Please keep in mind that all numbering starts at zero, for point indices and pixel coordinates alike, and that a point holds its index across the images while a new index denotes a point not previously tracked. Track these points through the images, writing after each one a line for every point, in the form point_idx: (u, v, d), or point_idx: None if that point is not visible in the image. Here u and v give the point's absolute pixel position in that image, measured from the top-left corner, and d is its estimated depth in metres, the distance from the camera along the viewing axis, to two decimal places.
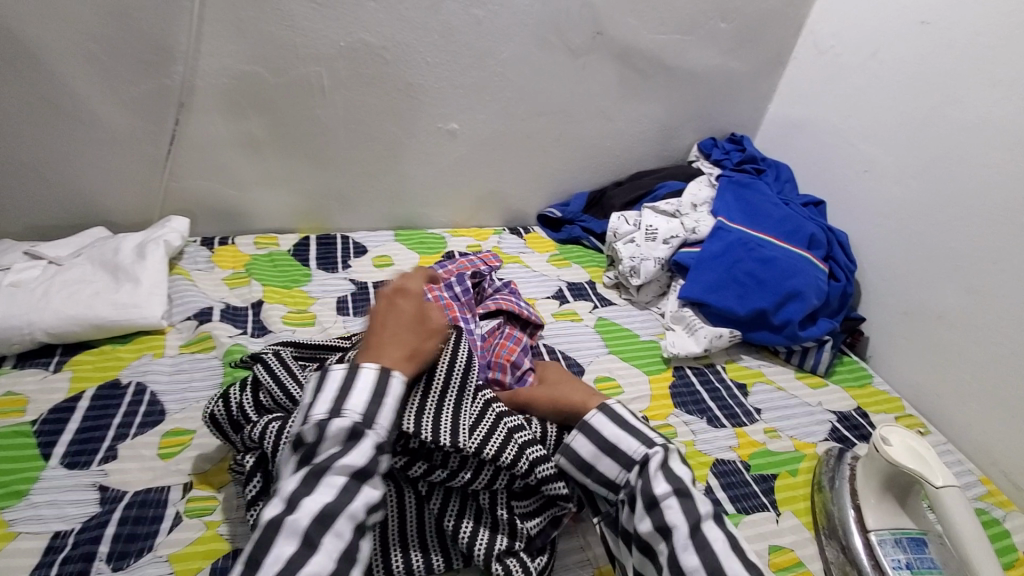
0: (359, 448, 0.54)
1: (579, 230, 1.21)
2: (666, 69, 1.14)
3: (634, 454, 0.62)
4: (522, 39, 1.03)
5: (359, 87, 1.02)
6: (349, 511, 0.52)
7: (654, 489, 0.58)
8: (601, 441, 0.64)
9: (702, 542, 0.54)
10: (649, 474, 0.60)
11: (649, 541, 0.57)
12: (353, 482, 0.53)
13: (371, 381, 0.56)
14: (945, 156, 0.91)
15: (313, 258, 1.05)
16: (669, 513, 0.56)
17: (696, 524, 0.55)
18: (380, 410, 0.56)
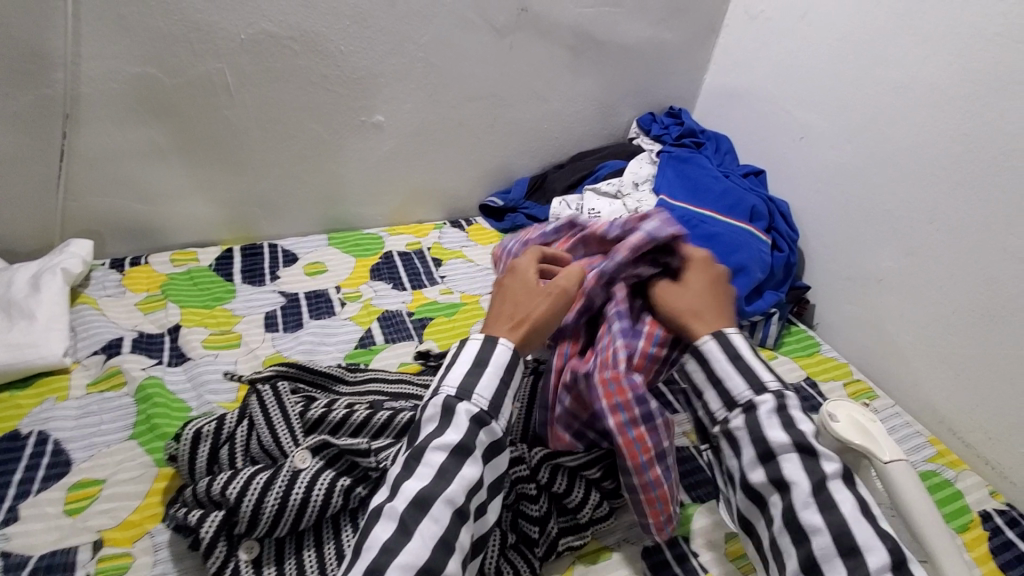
0: (455, 424, 0.53)
1: (522, 218, 1.16)
2: (597, 44, 1.09)
3: (737, 397, 0.58)
4: (442, 19, 0.97)
5: (270, 83, 0.94)
6: (446, 497, 0.50)
7: (770, 438, 0.54)
8: (710, 371, 0.60)
9: (829, 501, 0.50)
10: (758, 419, 0.56)
11: (761, 492, 0.55)
12: (451, 461, 0.52)
13: (474, 353, 0.58)
14: (877, 118, 0.90)
15: (238, 272, 0.98)
16: (788, 468, 0.53)
17: (820, 483, 0.51)
18: (479, 381, 0.56)
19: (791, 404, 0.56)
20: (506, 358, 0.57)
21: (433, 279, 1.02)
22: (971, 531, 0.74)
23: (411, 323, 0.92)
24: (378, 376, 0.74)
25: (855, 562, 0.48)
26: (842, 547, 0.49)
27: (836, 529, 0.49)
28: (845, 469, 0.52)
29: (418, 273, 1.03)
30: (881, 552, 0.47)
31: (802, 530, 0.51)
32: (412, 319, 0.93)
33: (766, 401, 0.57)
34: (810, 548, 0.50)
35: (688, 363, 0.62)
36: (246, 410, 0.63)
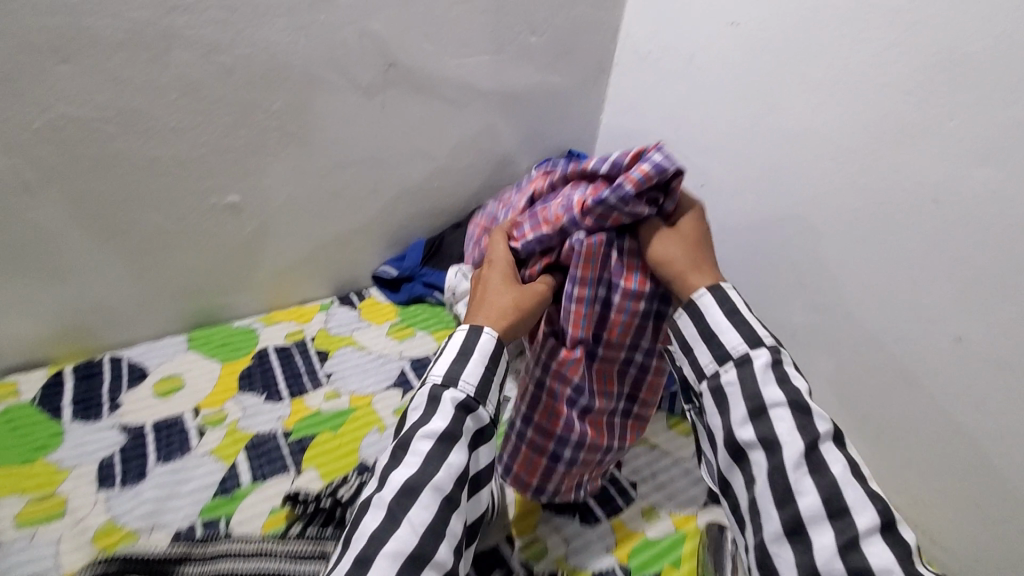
0: (442, 411, 0.54)
1: (420, 287, 1.05)
2: (482, 94, 0.98)
3: (731, 350, 0.55)
4: (295, 84, 0.83)
5: (85, 174, 0.77)
6: (434, 484, 0.52)
7: (763, 392, 0.52)
8: (700, 326, 0.57)
9: (819, 461, 0.50)
10: (751, 375, 0.53)
11: (744, 449, 0.53)
12: (435, 448, 0.53)
13: (458, 344, 0.59)
14: (775, 169, 0.84)
15: (69, 403, 0.81)
16: (778, 424, 0.51)
17: (812, 444, 0.50)
18: (465, 368, 0.57)
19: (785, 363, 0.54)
20: (490, 348, 0.59)
21: (318, 380, 0.89)
22: None
23: (288, 448, 0.78)
24: (231, 551, 0.64)
25: (844, 523, 0.47)
26: (832, 506, 0.48)
27: (827, 491, 0.48)
28: (839, 429, 0.52)
29: (298, 374, 0.89)
30: (872, 513, 0.47)
31: (787, 490, 0.49)
32: (289, 441, 0.79)
33: (761, 356, 0.54)
34: (796, 509, 0.49)
35: (680, 321, 0.59)
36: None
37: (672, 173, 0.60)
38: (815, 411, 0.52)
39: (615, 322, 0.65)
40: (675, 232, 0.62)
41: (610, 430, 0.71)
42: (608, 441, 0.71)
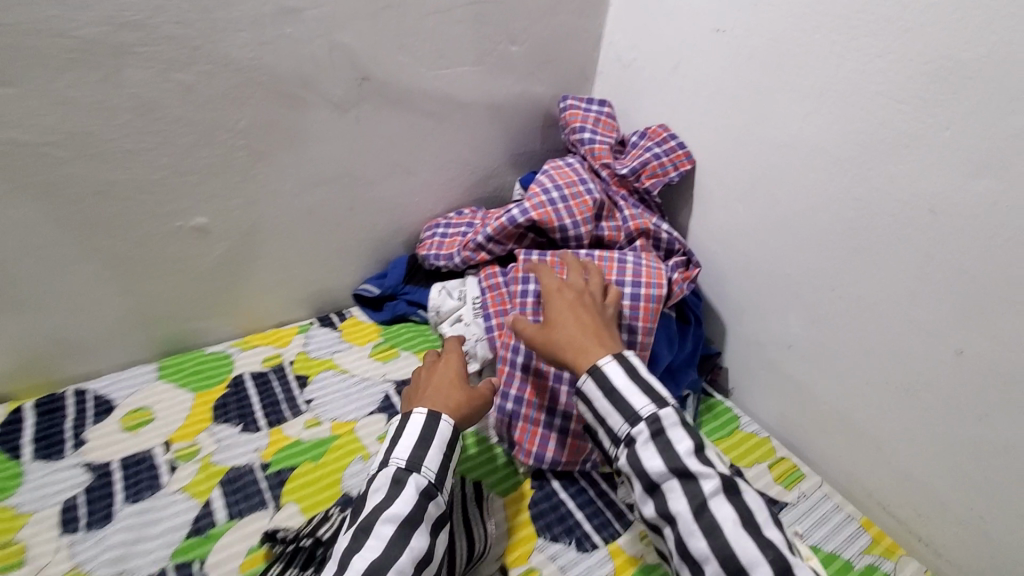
0: (403, 497, 0.59)
1: (404, 305, 1.01)
2: (460, 107, 0.95)
3: (619, 432, 0.61)
4: (263, 99, 0.79)
5: (35, 200, 0.73)
6: (398, 567, 0.54)
7: (648, 468, 0.58)
8: (594, 411, 0.63)
9: (711, 525, 0.55)
10: (637, 454, 0.59)
11: (656, 524, 0.59)
12: (399, 533, 0.56)
13: (418, 430, 0.65)
14: (763, 177, 0.83)
15: (27, 439, 0.76)
16: (672, 499, 0.57)
17: (701, 505, 0.56)
18: (426, 455, 0.63)
19: (668, 425, 0.59)
20: (446, 437, 0.65)
21: (296, 406, 0.85)
22: None
23: (265, 480, 0.74)
24: None
25: None
26: (730, 567, 0.54)
27: (722, 551, 0.54)
28: (726, 480, 0.57)
29: (276, 402, 0.85)
30: (765, 566, 0.53)
31: (694, 559, 0.55)
32: (265, 473, 0.75)
33: (642, 431, 0.59)
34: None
35: (586, 386, 0.64)
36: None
37: (600, 202, 0.90)
38: (702, 470, 0.57)
39: None
40: (585, 304, 0.71)
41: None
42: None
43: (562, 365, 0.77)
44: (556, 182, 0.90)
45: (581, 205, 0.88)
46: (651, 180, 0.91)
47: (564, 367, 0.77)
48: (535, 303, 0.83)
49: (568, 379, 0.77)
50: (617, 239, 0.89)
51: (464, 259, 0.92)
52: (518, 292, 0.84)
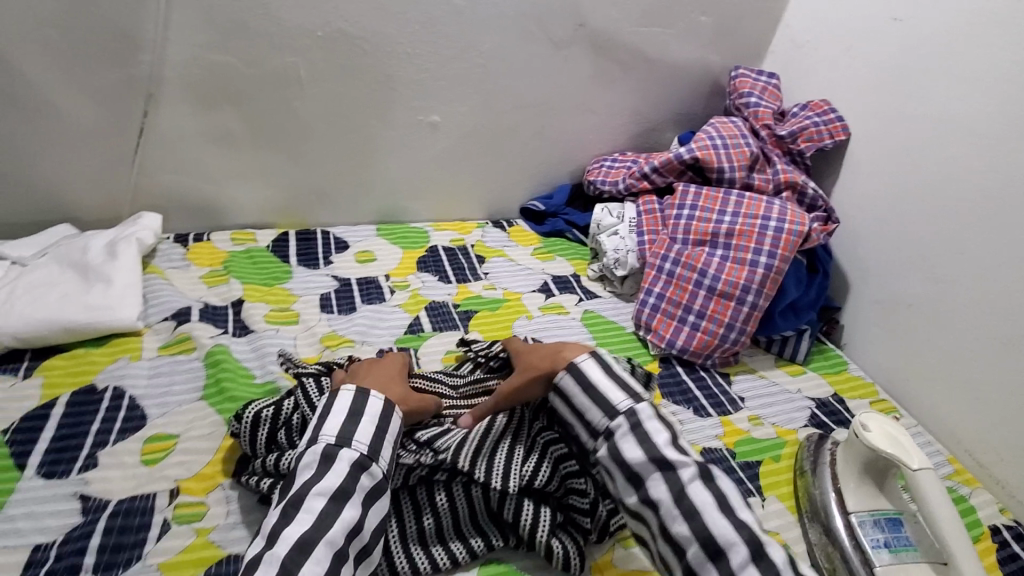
0: (334, 470, 0.56)
1: (562, 223, 1.21)
2: (646, 62, 1.13)
3: (598, 425, 0.62)
4: (505, 29, 1.01)
5: (337, 78, 0.97)
6: (327, 538, 0.52)
7: (630, 460, 0.59)
8: (571, 407, 0.65)
9: (691, 509, 0.55)
10: (617, 444, 0.60)
11: (638, 512, 0.58)
12: (330, 505, 0.54)
13: (348, 402, 0.60)
14: (914, 150, 0.94)
15: (293, 254, 1.03)
16: (654, 488, 0.57)
17: (680, 493, 0.56)
18: (357, 429, 0.59)
19: (644, 418, 0.60)
20: (379, 412, 0.61)
21: (477, 275, 1.07)
22: (983, 542, 0.78)
23: (457, 314, 0.96)
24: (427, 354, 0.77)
25: (722, 563, 0.53)
26: (708, 550, 0.53)
27: (701, 535, 0.54)
28: (705, 468, 0.57)
29: (463, 269, 1.07)
30: (740, 547, 0.52)
31: (677, 542, 0.55)
32: (457, 310, 0.97)
33: (620, 424, 0.61)
34: (688, 557, 0.54)
35: (566, 385, 0.65)
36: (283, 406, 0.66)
37: (757, 156, 1.06)
38: (681, 458, 0.58)
39: (741, 233, 0.95)
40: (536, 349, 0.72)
41: (735, 315, 0.92)
42: (731, 322, 0.92)
43: (706, 275, 0.94)
44: (721, 132, 1.05)
45: (739, 154, 1.04)
46: (806, 143, 1.05)
47: (707, 277, 0.94)
48: (687, 225, 0.99)
49: (709, 288, 0.94)
50: (765, 189, 1.05)
51: (628, 185, 1.09)
52: (673, 216, 1.00)
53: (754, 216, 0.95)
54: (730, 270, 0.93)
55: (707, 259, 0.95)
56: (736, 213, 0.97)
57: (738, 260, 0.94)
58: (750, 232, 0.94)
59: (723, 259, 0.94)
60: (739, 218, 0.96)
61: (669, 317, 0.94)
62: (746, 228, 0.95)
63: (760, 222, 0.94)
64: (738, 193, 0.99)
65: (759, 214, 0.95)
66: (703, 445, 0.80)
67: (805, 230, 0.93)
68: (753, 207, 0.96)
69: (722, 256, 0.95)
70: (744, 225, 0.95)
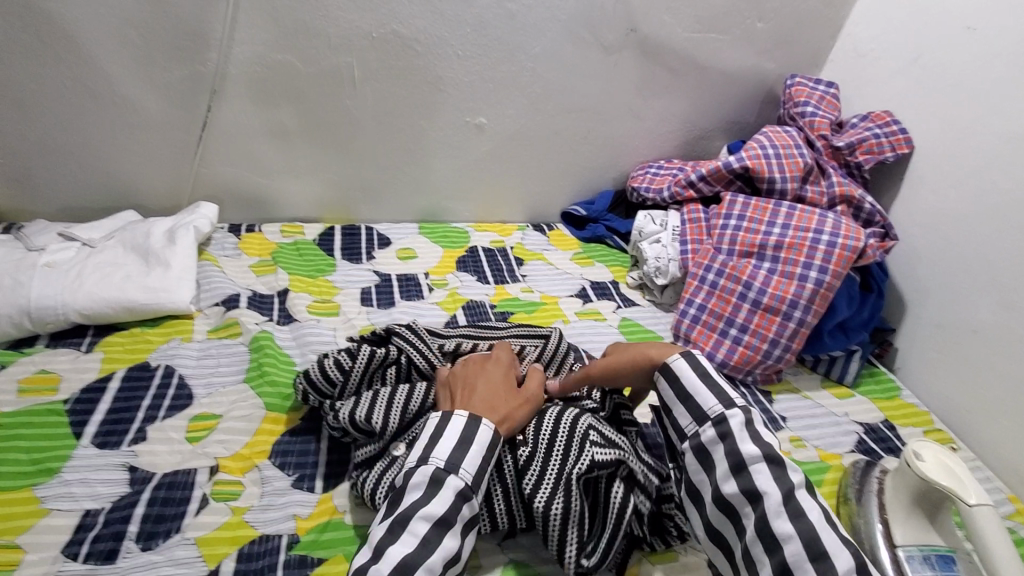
0: (441, 496, 0.53)
1: (603, 229, 1.20)
2: (698, 69, 1.11)
3: (708, 411, 0.57)
4: (555, 33, 1.01)
5: (389, 79, 0.99)
6: (427, 565, 0.50)
7: (741, 449, 0.53)
8: (679, 389, 0.59)
9: (797, 510, 0.50)
10: (730, 437, 0.54)
11: (733, 504, 0.53)
12: (434, 531, 0.51)
13: (461, 427, 0.57)
14: (985, 167, 0.88)
15: (338, 248, 1.06)
16: (759, 479, 0.52)
17: (788, 493, 0.51)
18: (466, 456, 0.56)
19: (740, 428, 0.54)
20: (488, 440, 0.58)
21: (515, 277, 1.07)
22: None
23: (494, 314, 0.97)
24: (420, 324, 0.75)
25: (825, 566, 0.47)
26: (810, 551, 0.48)
27: (807, 534, 0.48)
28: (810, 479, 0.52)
29: (501, 270, 1.08)
30: (846, 556, 0.47)
31: (773, 538, 0.49)
32: (494, 310, 0.98)
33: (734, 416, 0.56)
34: (782, 556, 0.48)
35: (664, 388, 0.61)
36: (359, 354, 0.71)
37: (810, 167, 1.02)
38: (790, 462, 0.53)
39: (790, 245, 0.91)
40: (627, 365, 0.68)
41: (780, 331, 0.89)
42: (776, 337, 0.89)
43: (751, 288, 0.91)
44: (773, 142, 1.02)
45: (792, 165, 1.00)
46: (864, 155, 1.00)
47: (752, 290, 0.91)
48: (733, 236, 0.96)
49: (754, 302, 0.90)
50: (818, 202, 1.01)
51: (672, 193, 1.07)
52: (718, 226, 0.99)
53: (805, 229, 0.92)
54: (778, 283, 0.90)
55: (753, 271, 0.92)
56: (786, 225, 0.93)
57: (785, 275, 0.90)
58: (801, 246, 0.90)
59: (770, 272, 0.91)
60: (790, 230, 0.92)
61: (709, 330, 0.91)
62: (796, 242, 0.91)
63: (812, 236, 0.91)
64: (788, 205, 0.96)
65: (809, 227, 0.92)
66: None
67: (860, 246, 0.89)
68: (804, 219, 0.93)
69: (769, 269, 0.92)
70: (795, 238, 0.91)
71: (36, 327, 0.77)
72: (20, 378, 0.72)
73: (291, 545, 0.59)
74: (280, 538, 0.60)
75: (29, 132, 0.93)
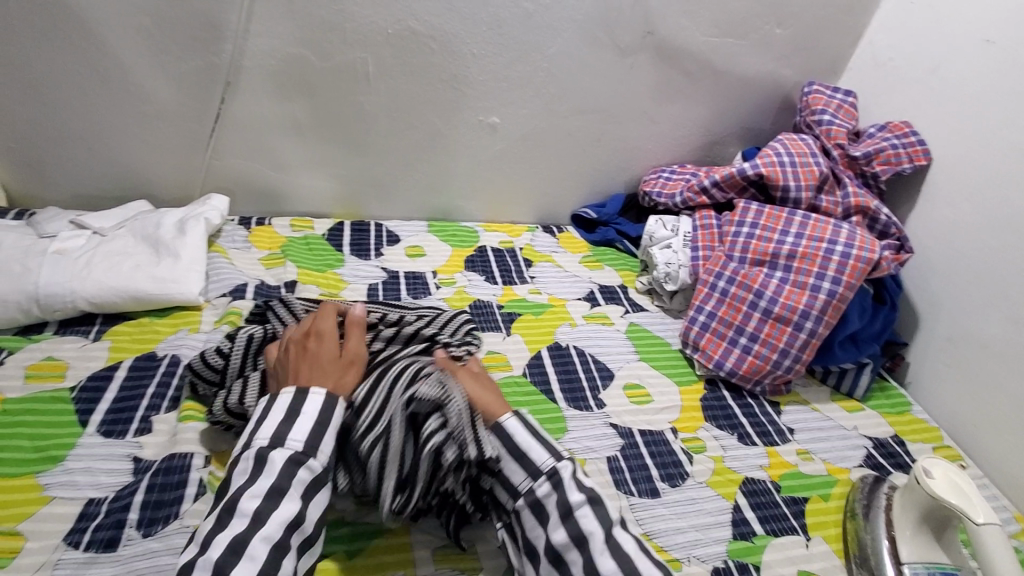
0: (266, 473, 0.54)
1: (613, 232, 1.19)
2: (714, 74, 1.10)
3: (541, 464, 0.59)
4: (571, 33, 1.00)
5: (403, 75, 0.99)
6: (262, 536, 0.51)
7: (568, 497, 0.57)
8: (511, 445, 0.61)
9: (615, 545, 0.54)
10: (560, 483, 0.58)
11: (560, 550, 0.55)
12: (264, 505, 0.52)
13: (286, 404, 0.58)
14: (1006, 181, 0.87)
15: (346, 244, 1.06)
16: (584, 521, 0.55)
17: (606, 530, 0.55)
18: (291, 428, 0.57)
19: (564, 475, 0.58)
20: (318, 409, 0.59)
21: (523, 278, 1.06)
22: None
23: (501, 315, 0.96)
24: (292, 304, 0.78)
25: None
26: None
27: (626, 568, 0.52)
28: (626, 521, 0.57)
29: (510, 271, 1.07)
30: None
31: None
32: (501, 311, 0.97)
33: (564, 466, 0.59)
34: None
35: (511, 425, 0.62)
36: (238, 341, 0.72)
37: (828, 177, 1.00)
38: (609, 502, 0.57)
39: (804, 255, 0.90)
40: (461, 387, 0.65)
41: (791, 342, 0.88)
42: (786, 348, 0.88)
43: (763, 296, 0.90)
44: (789, 149, 1.01)
45: (808, 173, 0.99)
46: (882, 166, 0.99)
47: (764, 298, 0.90)
48: (745, 244, 0.95)
49: (766, 311, 0.89)
50: (834, 211, 1.00)
51: (685, 198, 1.06)
52: (732, 233, 0.97)
53: (820, 239, 0.90)
54: (791, 293, 0.89)
55: (766, 280, 0.91)
56: (800, 234, 0.92)
57: (798, 284, 0.89)
58: (816, 256, 0.89)
59: (782, 281, 0.90)
60: (805, 239, 0.91)
61: (719, 337, 0.90)
62: (811, 251, 0.90)
63: (827, 245, 0.90)
64: (804, 213, 0.94)
65: (825, 236, 0.90)
66: (745, 475, 0.76)
67: (875, 257, 0.88)
68: (819, 228, 0.92)
69: (782, 278, 0.90)
70: (810, 248, 0.90)
71: (45, 314, 0.77)
72: (27, 365, 0.72)
73: None
74: None
75: (43, 119, 0.93)
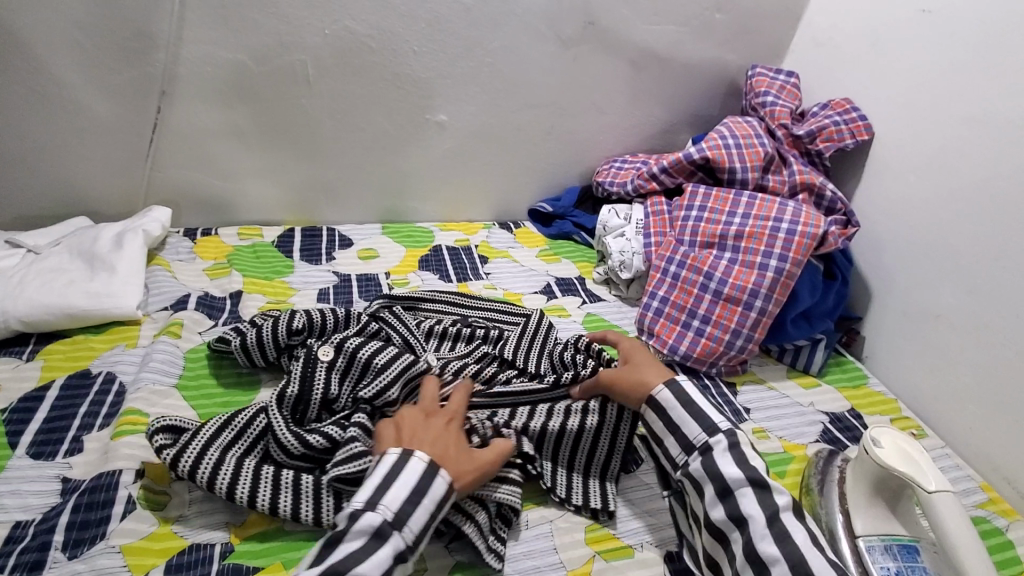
0: (376, 553, 0.49)
1: (570, 225, 1.19)
2: (659, 61, 1.10)
3: (694, 439, 0.60)
4: (513, 28, 1.00)
5: (346, 76, 0.98)
6: None
7: (726, 473, 0.57)
8: (669, 419, 0.62)
9: (783, 533, 0.52)
10: (713, 460, 0.58)
11: (723, 529, 0.56)
12: None
13: (415, 480, 0.53)
14: (944, 150, 0.88)
15: (297, 250, 1.04)
16: (744, 501, 0.55)
17: (773, 515, 0.53)
18: (413, 512, 0.52)
19: (718, 449, 0.58)
20: (416, 478, 0.53)
21: (479, 275, 1.05)
22: None
23: None
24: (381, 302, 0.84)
25: None
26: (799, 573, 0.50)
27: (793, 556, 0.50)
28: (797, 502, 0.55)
29: (465, 268, 1.06)
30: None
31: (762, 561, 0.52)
32: None
33: (720, 441, 0.59)
34: None
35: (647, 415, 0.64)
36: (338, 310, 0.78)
37: (772, 156, 1.02)
38: (777, 485, 0.56)
39: (748, 234, 0.90)
40: None
41: (742, 322, 0.88)
42: (737, 328, 0.88)
43: (711, 278, 0.90)
44: (734, 132, 1.02)
45: (753, 154, 1.00)
46: (825, 143, 1.00)
47: (712, 280, 0.90)
48: (694, 228, 0.95)
49: (715, 292, 0.89)
50: (781, 190, 1.01)
51: (636, 186, 1.06)
52: (680, 218, 0.98)
53: (762, 217, 0.91)
54: (740, 273, 0.89)
55: (716, 262, 0.91)
56: (744, 214, 0.93)
57: (743, 264, 0.89)
58: (759, 234, 0.90)
59: (732, 262, 0.90)
60: (747, 218, 0.92)
61: (671, 323, 0.90)
62: (755, 230, 0.90)
63: (770, 225, 0.90)
64: (744, 193, 0.95)
65: (764, 215, 0.91)
66: None
67: (820, 232, 0.88)
68: (761, 208, 0.92)
69: (729, 259, 0.91)
70: (754, 227, 0.91)
71: None
72: None
73: (224, 554, 0.57)
74: (211, 546, 0.58)
75: None
